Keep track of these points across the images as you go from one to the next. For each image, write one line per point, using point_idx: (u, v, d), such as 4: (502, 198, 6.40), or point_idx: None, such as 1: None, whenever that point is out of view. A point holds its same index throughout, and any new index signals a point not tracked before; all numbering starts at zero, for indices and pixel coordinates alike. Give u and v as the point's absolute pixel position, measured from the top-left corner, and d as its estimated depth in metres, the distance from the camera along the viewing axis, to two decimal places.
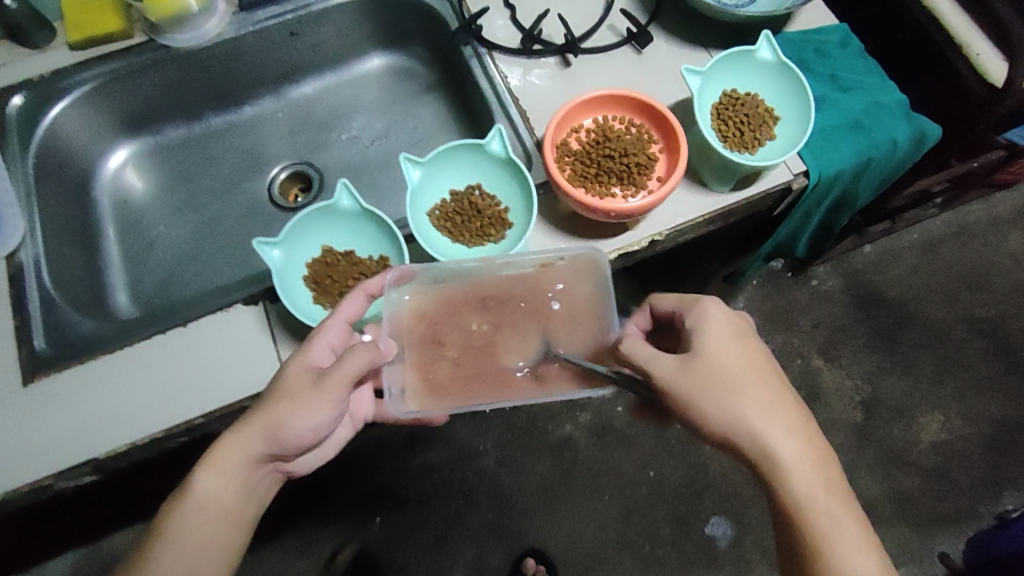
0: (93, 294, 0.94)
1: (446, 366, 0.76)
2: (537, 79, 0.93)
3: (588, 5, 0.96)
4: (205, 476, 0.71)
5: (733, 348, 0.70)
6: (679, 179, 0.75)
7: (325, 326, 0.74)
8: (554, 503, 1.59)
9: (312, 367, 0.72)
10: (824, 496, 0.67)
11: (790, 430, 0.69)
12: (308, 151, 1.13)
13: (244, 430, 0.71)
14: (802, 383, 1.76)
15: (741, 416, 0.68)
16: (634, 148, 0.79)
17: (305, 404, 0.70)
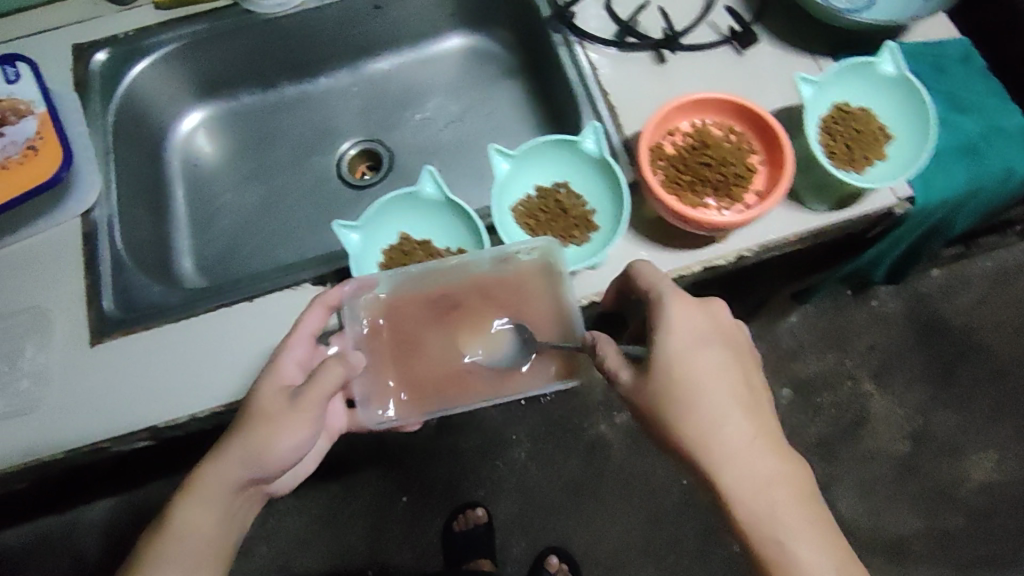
0: (159, 259, 0.94)
1: (415, 372, 0.75)
2: (629, 72, 0.88)
3: (689, 0, 0.92)
4: (189, 505, 0.67)
5: (701, 363, 0.66)
6: (781, 196, 0.71)
7: (291, 342, 0.71)
8: (584, 501, 1.56)
9: (285, 385, 0.69)
10: (782, 508, 0.64)
11: (760, 448, 0.65)
12: (380, 129, 1.10)
13: (222, 457, 0.66)
14: (849, 407, 1.69)
15: (699, 427, 0.65)
16: (734, 158, 0.75)
17: (284, 426, 0.67)
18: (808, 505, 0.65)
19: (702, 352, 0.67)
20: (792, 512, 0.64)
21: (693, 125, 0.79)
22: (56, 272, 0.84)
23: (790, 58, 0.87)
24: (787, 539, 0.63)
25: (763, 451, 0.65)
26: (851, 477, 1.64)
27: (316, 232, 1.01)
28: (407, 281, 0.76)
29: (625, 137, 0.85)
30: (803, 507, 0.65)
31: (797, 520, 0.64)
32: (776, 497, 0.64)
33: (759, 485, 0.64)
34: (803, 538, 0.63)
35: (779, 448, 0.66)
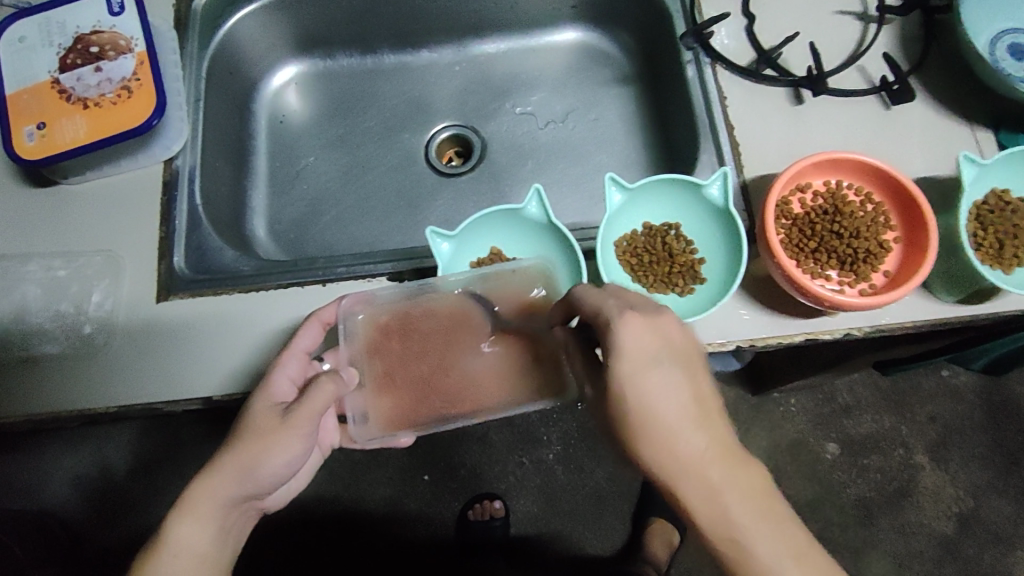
0: (232, 216, 0.91)
1: (407, 389, 0.71)
2: (761, 106, 0.80)
3: (840, 39, 0.83)
4: (183, 523, 0.60)
5: (642, 380, 0.54)
6: (919, 283, 0.63)
7: (283, 360, 0.69)
8: (602, 515, 1.47)
9: (278, 402, 0.65)
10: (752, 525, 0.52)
11: (719, 474, 0.53)
12: (475, 115, 1.03)
13: (213, 472, 0.61)
14: (897, 475, 1.57)
15: (655, 430, 0.54)
16: (868, 232, 0.69)
17: (273, 443, 0.62)
18: (786, 532, 0.53)
19: (644, 364, 0.55)
20: (765, 543, 0.52)
21: (827, 185, 0.72)
22: (135, 220, 0.82)
23: (945, 123, 0.78)
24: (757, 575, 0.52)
25: (725, 477, 0.53)
26: (887, 547, 1.52)
27: (396, 215, 0.97)
28: (412, 305, 0.72)
29: (745, 181, 0.77)
30: (781, 535, 0.53)
31: (772, 554, 0.52)
32: (743, 531, 0.52)
33: (719, 494, 0.52)
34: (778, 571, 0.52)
35: (746, 471, 0.54)
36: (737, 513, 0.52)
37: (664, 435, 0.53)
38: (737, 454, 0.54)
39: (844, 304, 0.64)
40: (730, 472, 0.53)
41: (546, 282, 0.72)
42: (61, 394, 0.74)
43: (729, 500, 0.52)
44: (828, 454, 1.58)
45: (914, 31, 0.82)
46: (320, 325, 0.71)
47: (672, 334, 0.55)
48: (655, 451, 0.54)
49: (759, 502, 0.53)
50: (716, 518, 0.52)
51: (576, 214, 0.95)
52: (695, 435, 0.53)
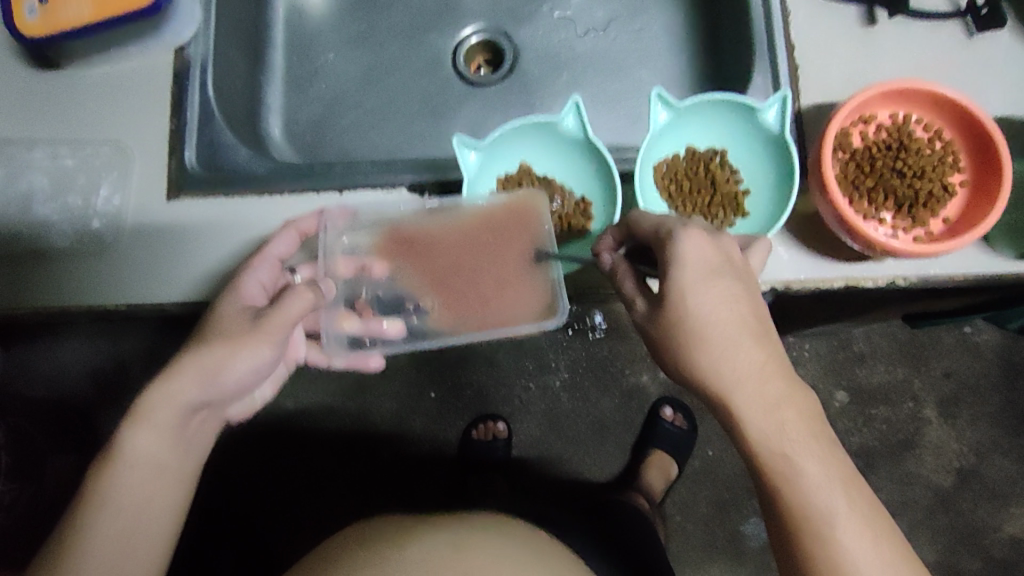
0: (246, 114, 0.87)
1: (382, 306, 0.74)
2: (828, 25, 0.72)
3: None
4: (137, 430, 0.59)
5: (706, 289, 0.53)
6: (982, 233, 0.58)
7: (255, 264, 0.69)
8: (603, 443, 1.48)
9: (248, 305, 0.67)
10: (801, 438, 0.53)
11: (774, 385, 0.53)
12: (509, 19, 0.95)
13: (173, 377, 0.60)
14: (903, 426, 1.55)
15: (714, 341, 0.53)
16: (933, 172, 0.63)
17: (246, 347, 0.63)
18: (829, 449, 0.53)
19: (705, 274, 0.54)
20: (809, 457, 0.53)
21: (893, 118, 0.65)
22: (144, 110, 0.77)
23: None
24: (796, 486, 0.52)
25: (781, 389, 0.53)
26: (882, 494, 1.53)
27: (418, 123, 0.92)
28: (411, 229, 0.72)
29: (801, 110, 0.70)
30: (826, 455, 0.53)
31: (817, 469, 0.52)
32: (791, 442, 0.53)
33: (771, 404, 0.53)
34: (818, 486, 0.52)
35: (800, 385, 0.54)
36: (787, 423, 0.53)
37: (725, 343, 0.53)
38: (789, 366, 0.55)
39: (896, 249, 0.59)
40: (786, 384, 0.53)
41: (534, 211, 0.71)
42: (66, 288, 0.72)
43: (782, 409, 0.53)
44: (836, 402, 1.56)
45: None
46: (297, 233, 0.71)
47: (733, 252, 0.56)
48: (717, 356, 0.53)
49: (808, 417, 0.54)
50: (767, 426, 0.53)
51: (609, 134, 0.89)
52: (755, 345, 0.54)
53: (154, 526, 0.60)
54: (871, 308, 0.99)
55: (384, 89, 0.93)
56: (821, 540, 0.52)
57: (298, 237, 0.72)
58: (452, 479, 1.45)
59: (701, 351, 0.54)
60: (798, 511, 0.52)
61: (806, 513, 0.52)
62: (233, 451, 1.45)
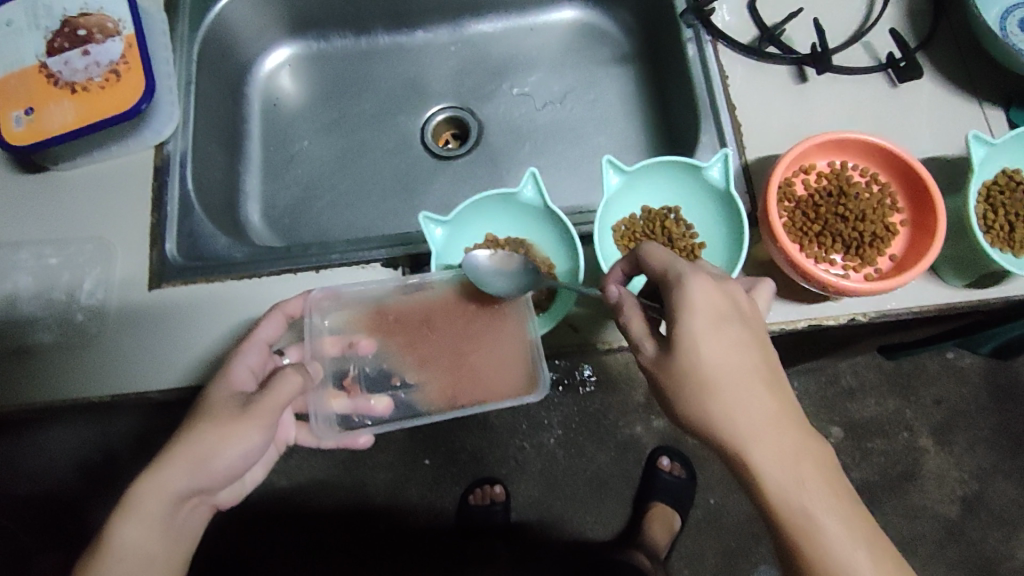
0: (225, 202, 0.90)
1: (368, 383, 0.75)
2: (763, 85, 0.79)
3: (846, 14, 0.81)
4: (126, 524, 0.60)
5: (714, 336, 0.56)
6: (925, 267, 0.61)
7: (245, 349, 0.70)
8: (604, 498, 1.47)
9: (237, 390, 0.67)
10: (820, 491, 0.54)
11: (788, 435, 0.55)
12: (472, 97, 1.01)
13: (162, 467, 0.61)
14: (902, 458, 1.56)
15: (728, 389, 0.55)
16: (873, 214, 0.67)
17: (235, 434, 0.63)
18: (849, 505, 0.54)
19: (715, 321, 0.56)
20: (829, 512, 0.53)
21: (831, 166, 0.70)
22: (126, 206, 0.81)
23: (952, 99, 0.76)
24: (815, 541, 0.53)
25: (796, 440, 0.55)
26: (890, 531, 1.52)
27: (393, 198, 0.96)
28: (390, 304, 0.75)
29: (748, 163, 0.76)
30: (845, 510, 0.54)
31: (838, 524, 0.53)
32: (809, 496, 0.54)
33: (789, 455, 0.54)
34: (838, 541, 0.53)
35: (814, 435, 0.56)
36: (806, 477, 0.54)
37: (735, 392, 0.55)
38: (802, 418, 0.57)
39: (847, 289, 0.62)
40: (799, 433, 0.55)
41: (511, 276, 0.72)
42: (53, 384, 0.74)
43: (800, 460, 0.54)
44: (832, 438, 1.57)
45: (923, 4, 0.80)
46: (284, 316, 0.72)
47: (738, 297, 0.59)
48: (731, 405, 0.55)
49: (824, 470, 0.55)
50: (786, 478, 0.54)
51: (574, 197, 0.93)
52: (767, 396, 0.56)
53: None
54: (845, 344, 1.02)
55: (360, 169, 0.98)
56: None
57: (284, 319, 0.73)
58: (455, 547, 1.44)
59: (714, 402, 0.55)
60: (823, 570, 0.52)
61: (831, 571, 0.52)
62: (231, 536, 1.44)
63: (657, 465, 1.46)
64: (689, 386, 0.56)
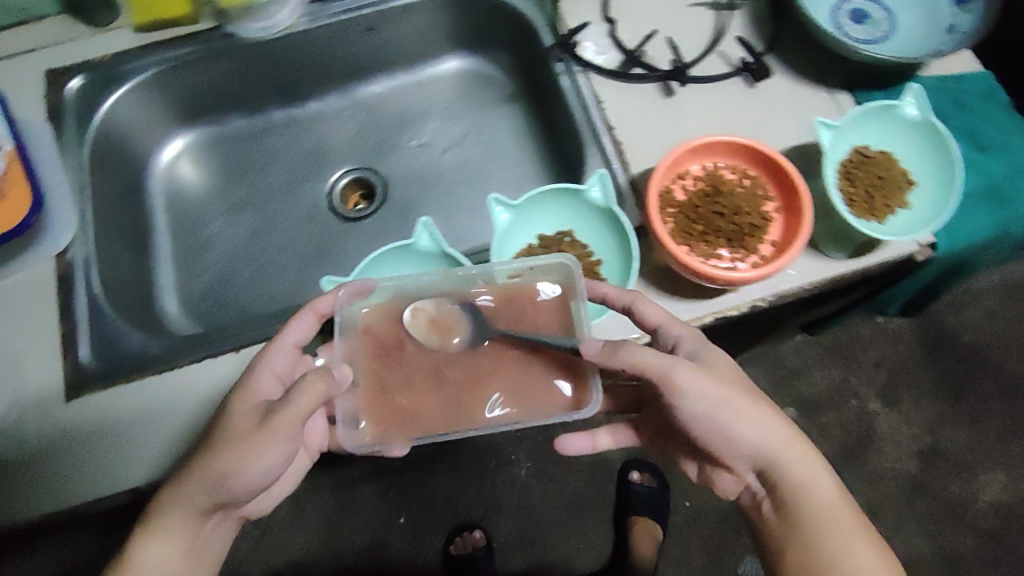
0: (140, 299, 0.90)
1: (407, 387, 0.69)
2: (635, 104, 0.85)
3: (696, 28, 0.88)
4: (149, 544, 0.64)
5: (746, 376, 0.70)
6: (800, 248, 0.66)
7: (271, 353, 0.70)
8: (584, 519, 1.51)
9: (258, 399, 0.66)
10: (835, 500, 0.70)
11: (808, 457, 0.70)
12: (372, 156, 1.04)
13: (184, 484, 0.63)
14: (856, 425, 1.63)
15: (766, 415, 0.69)
16: (748, 206, 0.72)
17: (253, 449, 0.61)
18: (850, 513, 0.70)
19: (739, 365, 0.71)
20: (843, 516, 0.70)
21: (705, 168, 0.75)
22: (33, 321, 0.80)
23: (805, 90, 0.84)
24: (831, 524, 0.69)
25: (813, 461, 0.70)
26: (859, 498, 1.59)
27: (316, 266, 0.98)
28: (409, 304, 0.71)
29: (633, 177, 0.81)
30: (848, 514, 0.70)
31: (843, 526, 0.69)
32: (823, 488, 0.70)
33: (811, 471, 0.70)
34: (847, 524, 0.69)
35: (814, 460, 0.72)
36: (825, 487, 0.70)
37: (756, 397, 0.69)
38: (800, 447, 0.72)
39: (733, 280, 0.66)
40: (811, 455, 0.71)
41: (563, 275, 0.71)
42: None
43: (819, 476, 0.70)
44: (787, 419, 1.64)
45: (763, 10, 0.89)
46: (315, 315, 0.72)
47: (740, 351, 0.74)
48: (770, 427, 0.68)
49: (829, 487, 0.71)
50: (813, 488, 0.69)
51: (484, 234, 0.97)
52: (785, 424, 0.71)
53: None
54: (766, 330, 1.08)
55: (275, 241, 0.99)
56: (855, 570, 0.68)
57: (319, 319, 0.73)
58: None
59: (750, 409, 0.67)
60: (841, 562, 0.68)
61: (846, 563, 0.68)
62: None
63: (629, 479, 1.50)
64: (736, 397, 0.66)
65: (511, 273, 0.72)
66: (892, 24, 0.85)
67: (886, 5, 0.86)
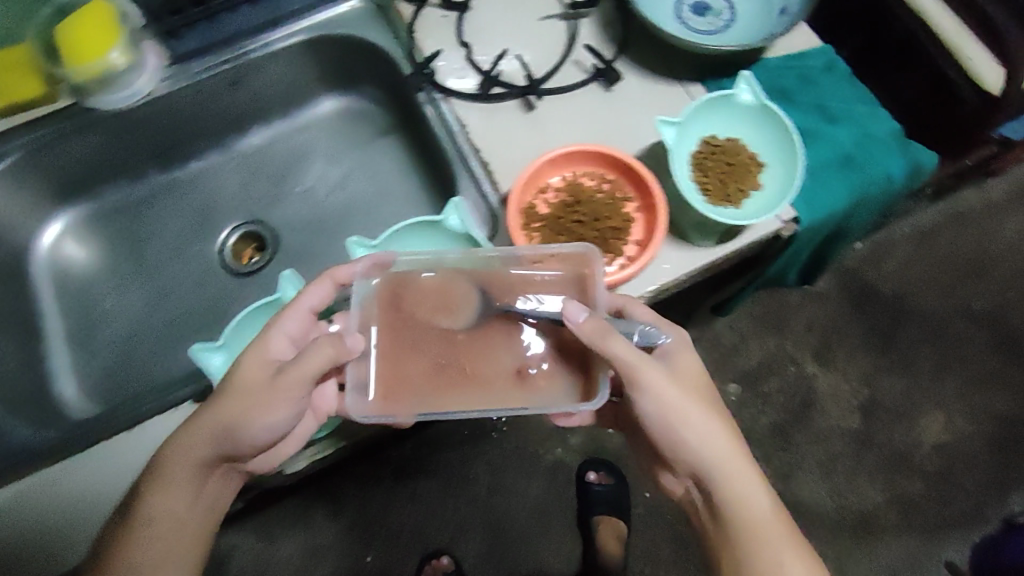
0: (32, 390, 0.88)
1: (417, 368, 0.69)
2: (497, 122, 0.86)
3: (549, 41, 0.91)
4: (157, 494, 0.67)
5: (701, 390, 0.72)
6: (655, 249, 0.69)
7: (287, 315, 0.72)
8: (550, 525, 1.60)
9: (270, 357, 0.69)
10: (776, 523, 0.69)
11: (752, 475, 0.70)
12: (259, 207, 1.02)
13: (193, 432, 0.67)
14: (797, 390, 1.66)
15: (714, 426, 0.70)
16: (607, 211, 0.74)
17: (259, 404, 0.66)
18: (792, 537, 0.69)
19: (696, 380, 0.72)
20: (781, 537, 0.68)
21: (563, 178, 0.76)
22: None
23: (660, 88, 0.87)
24: (766, 545, 0.67)
25: (755, 479, 0.70)
26: (810, 462, 1.62)
27: (215, 327, 0.97)
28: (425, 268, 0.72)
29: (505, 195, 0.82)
30: (787, 538, 0.68)
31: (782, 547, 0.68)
32: (760, 508, 0.69)
33: (752, 488, 0.69)
34: (781, 548, 0.68)
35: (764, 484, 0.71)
36: (767, 504, 0.69)
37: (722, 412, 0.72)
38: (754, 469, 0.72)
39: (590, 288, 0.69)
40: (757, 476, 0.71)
41: (582, 264, 0.70)
42: None
43: (760, 495, 0.69)
44: (732, 396, 1.66)
45: (611, 14, 0.91)
46: (332, 282, 0.73)
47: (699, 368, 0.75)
48: (709, 439, 0.69)
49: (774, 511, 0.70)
50: (753, 505, 0.69)
51: None
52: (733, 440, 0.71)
53: None
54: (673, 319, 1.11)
55: (172, 309, 0.98)
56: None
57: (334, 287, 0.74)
58: None
59: (706, 416, 0.70)
60: None
61: None
62: None
63: (586, 480, 1.57)
64: (698, 408, 0.69)
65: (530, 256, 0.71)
66: (733, 13, 0.89)
67: None
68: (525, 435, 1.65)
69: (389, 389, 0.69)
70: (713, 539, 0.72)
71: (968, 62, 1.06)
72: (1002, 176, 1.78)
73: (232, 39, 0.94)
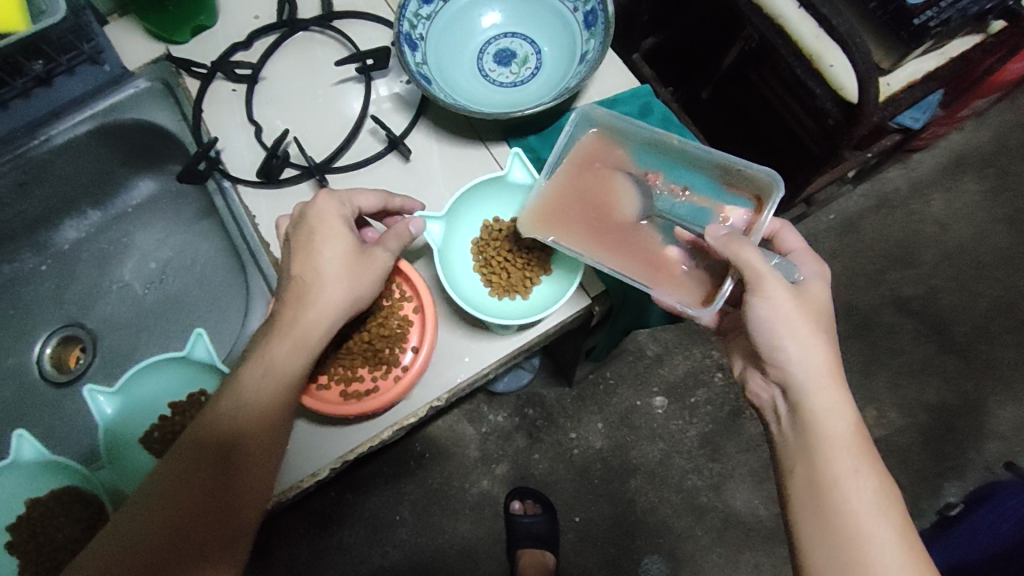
0: None
1: (587, 224, 0.72)
2: (289, 210, 0.79)
3: (343, 108, 0.83)
4: (262, 355, 0.63)
5: (820, 312, 0.68)
6: (429, 344, 0.67)
7: (338, 197, 0.68)
8: (479, 570, 1.39)
9: (342, 232, 0.66)
10: (856, 453, 0.62)
11: (849, 405, 0.64)
12: (78, 308, 0.95)
13: (303, 302, 0.64)
14: (725, 399, 1.46)
15: (821, 338, 0.66)
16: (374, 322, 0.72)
17: (356, 272, 0.65)
18: (876, 471, 0.62)
19: (820, 305, 0.68)
20: (856, 465, 0.62)
21: None
22: None
23: (462, 151, 0.80)
24: (840, 459, 0.62)
25: (846, 407, 0.64)
26: (743, 469, 1.42)
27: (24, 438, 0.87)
28: (629, 141, 0.75)
29: None
30: (866, 473, 0.61)
31: (855, 477, 0.61)
32: (840, 427, 0.64)
33: (838, 411, 0.64)
34: (857, 467, 0.61)
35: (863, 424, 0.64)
36: (850, 430, 0.63)
37: (833, 350, 0.67)
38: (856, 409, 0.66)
39: (337, 412, 0.65)
40: (851, 408, 0.64)
41: (758, 180, 0.71)
42: None
43: (845, 419, 0.64)
44: (658, 409, 1.46)
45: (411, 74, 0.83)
46: (383, 200, 0.71)
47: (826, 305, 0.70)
48: (805, 348, 0.65)
49: (859, 443, 0.63)
50: (835, 425, 0.64)
51: None
52: (836, 369, 0.66)
53: (246, 487, 0.60)
54: None
55: None
56: (842, 510, 0.60)
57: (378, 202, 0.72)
58: None
59: (814, 329, 0.66)
60: (829, 501, 0.61)
61: (836, 504, 0.60)
62: None
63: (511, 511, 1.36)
64: (808, 329, 0.65)
65: (723, 162, 0.72)
66: (538, 63, 0.81)
67: (529, 38, 0.82)
68: (449, 468, 1.44)
69: (555, 228, 0.71)
70: (789, 454, 0.66)
71: (828, 69, 0.97)
72: (928, 150, 1.62)
73: (8, 138, 0.82)
